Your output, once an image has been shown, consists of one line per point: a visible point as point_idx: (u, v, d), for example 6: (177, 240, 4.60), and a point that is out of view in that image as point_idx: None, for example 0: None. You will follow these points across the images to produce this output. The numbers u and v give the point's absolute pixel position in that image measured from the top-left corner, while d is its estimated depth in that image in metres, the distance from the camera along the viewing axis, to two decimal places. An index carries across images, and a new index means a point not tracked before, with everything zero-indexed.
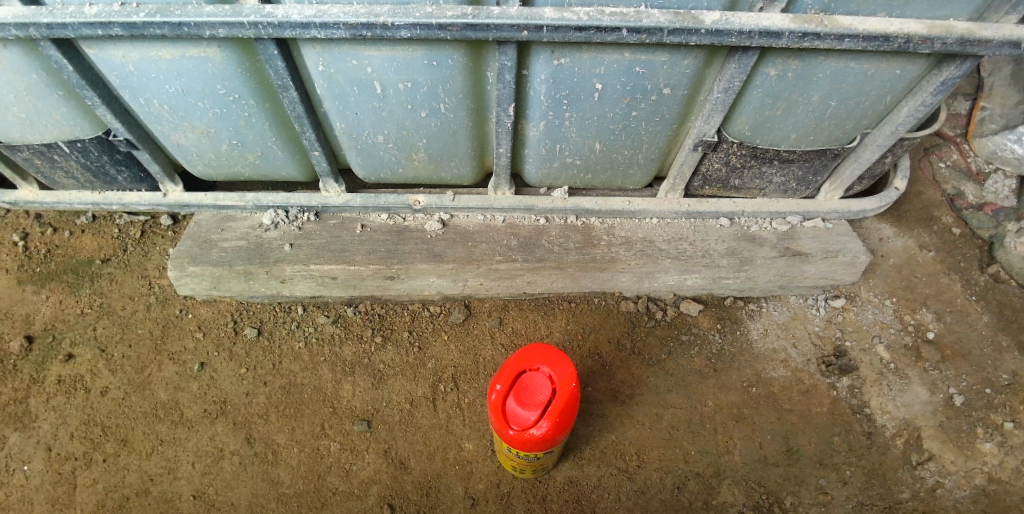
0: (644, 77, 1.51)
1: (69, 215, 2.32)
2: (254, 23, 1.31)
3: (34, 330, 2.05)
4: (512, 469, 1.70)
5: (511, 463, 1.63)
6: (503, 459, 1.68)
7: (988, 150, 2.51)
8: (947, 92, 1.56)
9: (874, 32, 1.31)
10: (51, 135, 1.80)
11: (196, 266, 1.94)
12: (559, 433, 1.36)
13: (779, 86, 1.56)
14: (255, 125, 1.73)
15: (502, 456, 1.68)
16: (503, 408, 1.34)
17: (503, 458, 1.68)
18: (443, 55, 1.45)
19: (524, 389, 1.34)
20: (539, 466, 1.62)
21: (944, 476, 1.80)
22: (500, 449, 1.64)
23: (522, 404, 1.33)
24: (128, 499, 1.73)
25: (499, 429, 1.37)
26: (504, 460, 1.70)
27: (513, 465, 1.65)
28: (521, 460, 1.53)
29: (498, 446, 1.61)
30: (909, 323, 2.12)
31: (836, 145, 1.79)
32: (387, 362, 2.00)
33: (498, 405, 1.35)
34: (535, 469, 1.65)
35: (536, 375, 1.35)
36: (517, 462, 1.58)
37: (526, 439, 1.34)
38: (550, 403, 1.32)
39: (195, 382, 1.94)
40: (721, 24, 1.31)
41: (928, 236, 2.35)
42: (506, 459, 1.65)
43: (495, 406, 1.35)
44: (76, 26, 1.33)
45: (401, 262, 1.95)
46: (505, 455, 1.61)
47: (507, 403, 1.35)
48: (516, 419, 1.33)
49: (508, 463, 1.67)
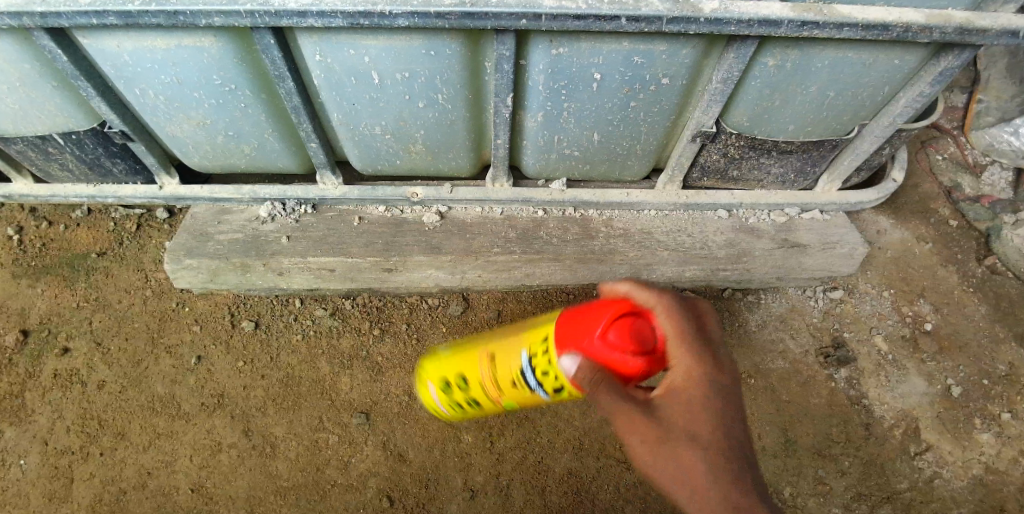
0: (642, 67, 1.50)
1: (63, 209, 2.29)
2: (251, 12, 1.30)
3: (29, 324, 2.04)
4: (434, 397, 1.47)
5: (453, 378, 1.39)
6: (438, 363, 1.45)
7: (985, 142, 2.56)
8: (944, 82, 1.55)
9: (873, 22, 1.31)
10: (46, 126, 1.78)
11: (192, 259, 1.93)
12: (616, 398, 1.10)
13: (777, 76, 1.56)
14: (251, 115, 1.72)
15: (444, 359, 1.44)
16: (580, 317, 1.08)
17: (442, 356, 1.46)
18: (441, 44, 1.44)
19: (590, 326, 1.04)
20: (473, 409, 1.43)
21: (942, 466, 1.81)
22: (463, 352, 1.37)
23: (641, 334, 1.00)
24: (125, 493, 1.72)
25: (576, 339, 1.04)
26: (431, 364, 1.49)
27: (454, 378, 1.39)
28: (500, 385, 1.28)
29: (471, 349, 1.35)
30: (906, 314, 2.12)
31: (834, 136, 1.79)
32: (385, 355, 1.99)
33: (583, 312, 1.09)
34: (451, 414, 1.52)
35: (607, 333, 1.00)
36: (478, 386, 1.32)
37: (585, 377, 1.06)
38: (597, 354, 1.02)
39: (191, 375, 1.93)
40: (720, 13, 1.30)
41: (925, 228, 2.35)
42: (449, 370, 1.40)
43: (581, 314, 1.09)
44: (71, 15, 1.31)
45: (399, 255, 1.94)
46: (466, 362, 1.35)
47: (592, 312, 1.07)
48: (613, 349, 0.99)
49: (434, 375, 1.44)
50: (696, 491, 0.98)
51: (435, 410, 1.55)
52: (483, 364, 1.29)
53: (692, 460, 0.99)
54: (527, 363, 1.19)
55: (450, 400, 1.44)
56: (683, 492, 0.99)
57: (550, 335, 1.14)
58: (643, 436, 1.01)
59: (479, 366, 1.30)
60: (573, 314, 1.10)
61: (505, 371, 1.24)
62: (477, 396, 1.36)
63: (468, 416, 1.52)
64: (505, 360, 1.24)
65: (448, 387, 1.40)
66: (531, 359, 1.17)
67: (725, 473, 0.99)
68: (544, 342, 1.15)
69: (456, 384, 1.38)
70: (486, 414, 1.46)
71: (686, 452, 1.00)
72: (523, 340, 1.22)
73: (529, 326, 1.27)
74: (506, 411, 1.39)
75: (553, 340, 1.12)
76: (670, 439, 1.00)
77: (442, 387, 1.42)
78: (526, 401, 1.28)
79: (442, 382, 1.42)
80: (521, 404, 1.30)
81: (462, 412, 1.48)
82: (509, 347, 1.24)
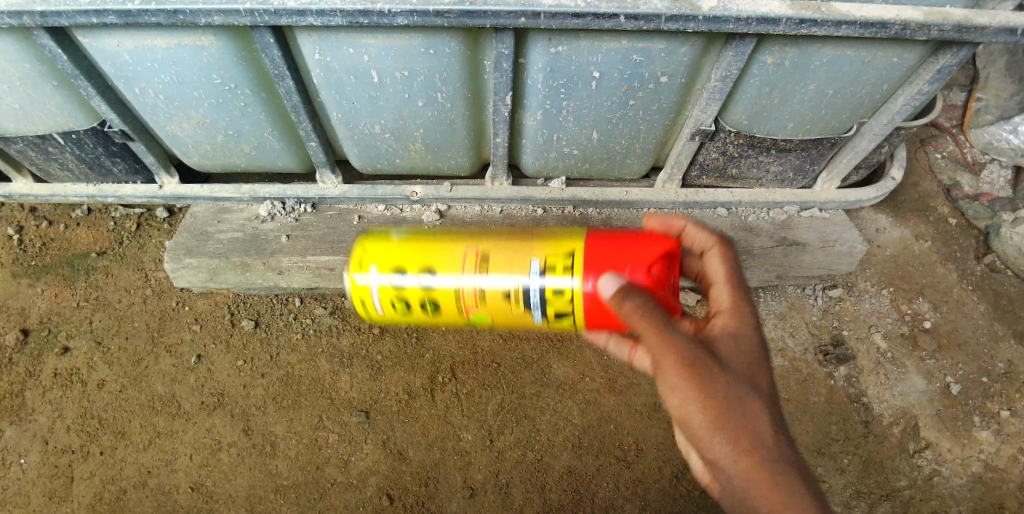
0: (641, 65, 1.51)
1: (63, 208, 2.30)
2: (251, 11, 1.30)
3: (29, 323, 2.04)
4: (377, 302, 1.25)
5: (421, 271, 1.21)
6: (394, 251, 1.23)
7: (984, 141, 2.56)
8: (943, 80, 1.55)
9: (871, 19, 1.31)
10: (45, 125, 1.78)
11: (192, 258, 1.93)
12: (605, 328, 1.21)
13: (775, 74, 1.56)
14: (251, 115, 1.72)
15: (401, 247, 1.24)
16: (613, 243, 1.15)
17: (397, 244, 1.25)
18: (440, 43, 1.44)
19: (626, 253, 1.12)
20: (422, 314, 1.27)
21: (942, 464, 1.81)
22: (444, 250, 1.23)
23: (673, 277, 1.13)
24: (126, 491, 1.73)
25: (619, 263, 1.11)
26: (375, 248, 1.25)
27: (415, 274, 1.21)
28: (491, 293, 1.19)
29: (459, 250, 1.22)
30: (905, 312, 2.12)
31: (833, 135, 1.80)
32: (384, 354, 1.99)
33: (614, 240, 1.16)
34: (378, 313, 1.29)
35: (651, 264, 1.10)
36: (460, 291, 1.20)
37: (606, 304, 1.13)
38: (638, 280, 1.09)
39: (191, 374, 1.93)
40: (718, 11, 1.30)
41: (924, 226, 2.35)
42: (416, 263, 1.22)
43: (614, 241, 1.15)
44: (70, 14, 1.32)
45: None
46: (446, 260, 1.21)
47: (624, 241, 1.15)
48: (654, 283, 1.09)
49: (389, 262, 1.22)
50: (745, 442, 0.91)
51: (357, 303, 1.27)
52: (474, 267, 1.19)
53: (744, 406, 0.92)
54: (541, 277, 1.16)
55: (399, 295, 1.23)
56: (731, 444, 0.91)
57: (577, 253, 1.15)
58: (697, 375, 0.93)
59: (473, 270, 1.19)
60: (607, 240, 1.16)
61: (509, 281, 1.17)
62: (443, 299, 1.22)
63: (400, 321, 1.32)
64: (508, 267, 1.18)
65: (408, 281, 1.21)
66: (551, 275, 1.15)
67: (774, 426, 0.93)
68: (573, 260, 1.14)
69: (424, 281, 1.21)
70: (429, 322, 1.31)
71: (738, 398, 0.93)
72: (536, 251, 1.18)
73: (532, 238, 1.22)
74: (463, 322, 1.29)
75: (583, 260, 1.13)
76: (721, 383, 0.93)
77: (400, 278, 1.21)
78: (509, 316, 1.23)
79: (398, 272, 1.21)
80: (499, 319, 1.24)
81: (400, 312, 1.28)
82: (519, 257, 1.18)
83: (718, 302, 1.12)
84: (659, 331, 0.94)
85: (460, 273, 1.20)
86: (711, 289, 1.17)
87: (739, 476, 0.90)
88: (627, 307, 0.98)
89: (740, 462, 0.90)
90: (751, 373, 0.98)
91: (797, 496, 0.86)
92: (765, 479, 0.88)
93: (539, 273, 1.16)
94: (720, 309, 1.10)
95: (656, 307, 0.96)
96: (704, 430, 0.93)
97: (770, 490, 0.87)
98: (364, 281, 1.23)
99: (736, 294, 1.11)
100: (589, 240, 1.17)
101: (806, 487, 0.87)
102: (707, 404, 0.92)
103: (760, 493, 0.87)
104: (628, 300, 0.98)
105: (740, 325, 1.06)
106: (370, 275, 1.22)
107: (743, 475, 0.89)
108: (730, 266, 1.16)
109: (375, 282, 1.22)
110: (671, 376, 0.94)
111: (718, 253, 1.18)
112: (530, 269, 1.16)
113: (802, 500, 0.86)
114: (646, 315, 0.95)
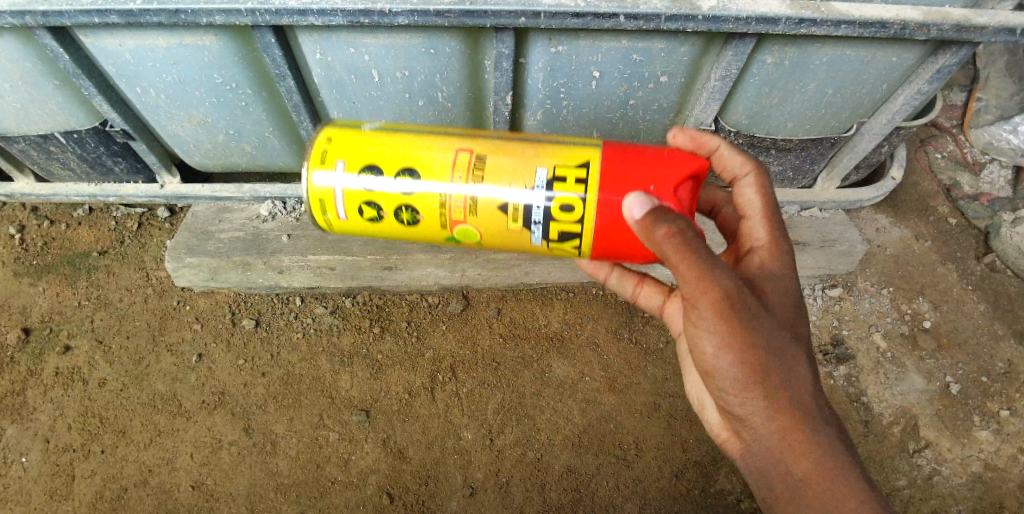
0: (641, 65, 1.51)
1: (65, 207, 2.30)
2: (252, 10, 1.31)
3: (31, 322, 2.04)
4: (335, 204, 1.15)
5: (399, 174, 1.11)
6: (368, 150, 1.13)
7: (984, 141, 2.57)
8: (942, 80, 1.56)
9: (871, 19, 1.31)
10: (46, 124, 1.79)
11: (193, 257, 1.94)
12: (611, 258, 1.13)
13: (775, 74, 1.56)
14: (252, 114, 1.73)
15: (375, 147, 1.13)
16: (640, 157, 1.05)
17: (370, 143, 1.13)
18: (440, 43, 1.45)
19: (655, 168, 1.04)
20: (395, 223, 1.17)
21: (941, 463, 1.81)
22: (430, 151, 1.11)
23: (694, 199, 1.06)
24: (127, 490, 1.73)
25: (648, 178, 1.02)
26: (346, 145, 1.14)
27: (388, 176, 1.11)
28: (482, 205, 1.08)
29: (447, 153, 1.10)
30: (905, 312, 2.12)
31: (832, 134, 1.80)
32: (385, 353, 1.99)
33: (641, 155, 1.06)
34: (341, 219, 1.19)
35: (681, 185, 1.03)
36: (445, 199, 1.10)
37: (620, 226, 1.04)
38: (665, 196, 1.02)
39: (192, 373, 1.93)
40: (718, 11, 1.30)
41: (924, 226, 2.35)
42: (395, 163, 1.11)
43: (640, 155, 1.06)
44: (72, 14, 1.32)
45: (399, 253, 1.95)
46: (430, 163, 1.10)
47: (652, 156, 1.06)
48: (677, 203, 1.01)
49: (362, 162, 1.12)
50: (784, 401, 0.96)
51: (314, 206, 1.17)
52: (462, 174, 1.08)
53: (780, 356, 0.95)
54: (547, 191, 1.05)
55: (370, 200, 1.13)
56: (771, 401, 0.95)
57: (592, 167, 1.05)
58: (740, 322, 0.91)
59: (464, 177, 1.08)
60: (628, 155, 1.06)
61: (505, 193, 1.06)
62: (422, 207, 1.12)
63: (365, 231, 1.23)
64: (501, 174, 1.06)
65: (384, 184, 1.11)
66: (559, 190, 1.05)
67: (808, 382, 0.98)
68: (586, 176, 1.04)
69: (403, 186, 1.11)
70: (399, 235, 1.22)
71: (780, 354, 0.95)
72: (541, 160, 1.07)
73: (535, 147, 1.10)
74: (441, 238, 1.20)
75: (599, 176, 1.04)
76: (764, 335, 0.94)
77: (372, 180, 1.12)
78: (499, 234, 1.13)
79: (371, 173, 1.11)
80: (486, 236, 1.15)
81: (367, 220, 1.18)
82: (521, 165, 1.07)
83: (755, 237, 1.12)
84: (706, 272, 0.88)
85: (447, 179, 1.09)
86: (744, 220, 1.15)
87: (777, 434, 0.96)
88: (661, 232, 0.91)
89: (778, 420, 0.96)
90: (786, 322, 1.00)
91: (830, 455, 0.95)
92: (800, 438, 0.96)
93: (543, 186, 1.05)
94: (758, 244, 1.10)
95: (703, 245, 0.89)
96: (743, 386, 0.95)
97: (806, 449, 0.95)
98: (328, 182, 1.13)
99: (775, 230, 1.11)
100: (605, 153, 1.07)
101: (836, 444, 0.97)
102: (751, 360, 0.93)
103: (795, 451, 0.96)
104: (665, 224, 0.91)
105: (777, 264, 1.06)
106: (335, 174, 1.12)
107: (780, 433, 0.96)
108: (764, 192, 1.14)
109: (340, 184, 1.12)
110: (712, 321, 0.92)
111: (754, 180, 1.15)
112: (533, 180, 1.06)
113: (835, 455, 0.95)
114: (697, 253, 0.88)
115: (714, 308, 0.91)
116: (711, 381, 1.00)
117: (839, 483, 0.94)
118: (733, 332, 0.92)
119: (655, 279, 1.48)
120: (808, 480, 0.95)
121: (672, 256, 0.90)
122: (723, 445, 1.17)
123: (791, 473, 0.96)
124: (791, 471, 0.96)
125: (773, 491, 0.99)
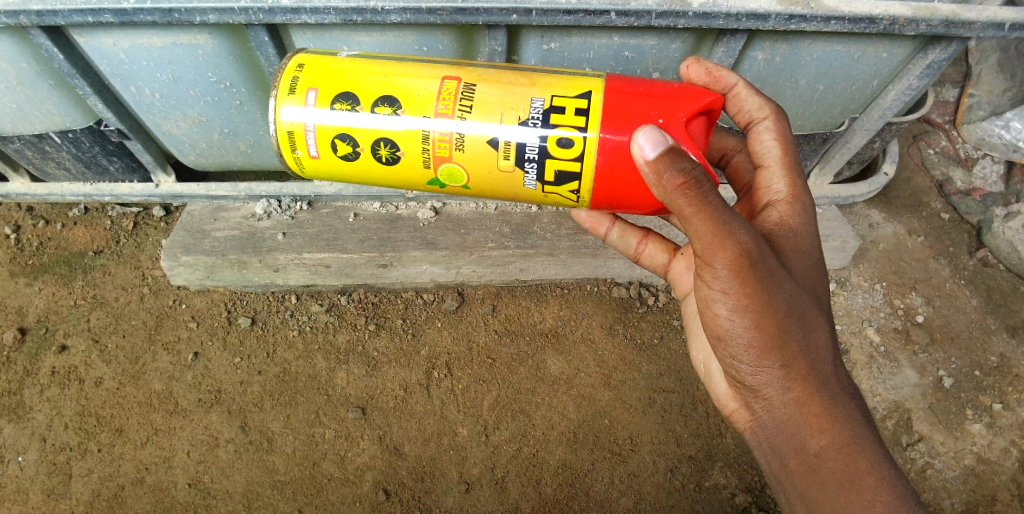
0: (633, 61, 1.53)
1: (61, 208, 2.31)
2: (245, 9, 1.32)
3: (27, 322, 2.05)
4: (303, 142, 1.12)
5: (379, 107, 1.08)
6: (346, 79, 1.10)
7: (977, 136, 2.60)
8: (933, 75, 1.56)
9: (860, 15, 1.32)
10: (43, 125, 1.79)
11: (189, 256, 1.95)
12: (611, 205, 1.11)
13: (767, 70, 1.58)
14: (247, 113, 1.74)
15: (354, 77, 1.10)
16: (653, 94, 1.03)
17: (348, 72, 1.10)
18: (433, 41, 1.47)
19: (668, 104, 1.02)
20: (373, 161, 1.14)
21: (935, 456, 1.83)
22: (414, 82, 1.08)
23: (701, 137, 1.05)
24: (123, 488, 1.73)
25: (662, 116, 1.00)
26: (322, 74, 1.11)
27: (361, 108, 1.08)
28: (469, 141, 1.06)
29: (432, 83, 1.08)
30: (898, 307, 2.12)
31: (824, 130, 1.83)
32: (381, 350, 1.99)
33: (653, 92, 1.04)
34: (313, 158, 1.15)
35: (693, 127, 1.03)
36: (430, 134, 1.07)
37: (623, 168, 1.02)
38: (681, 134, 0.99)
39: (189, 371, 1.94)
40: (708, 7, 1.31)
41: (917, 222, 2.37)
42: (376, 94, 1.09)
43: (653, 93, 1.04)
44: (67, 13, 1.32)
45: (393, 250, 1.96)
46: (411, 94, 1.07)
47: (667, 94, 1.03)
48: (688, 138, 0.99)
49: (339, 92, 1.09)
50: (799, 370, 1.00)
51: (284, 142, 1.13)
52: (445, 104, 1.06)
53: (797, 320, 0.99)
54: (541, 125, 1.03)
55: (347, 135, 1.10)
56: (785, 369, 0.99)
57: (593, 98, 1.03)
58: (757, 279, 0.94)
59: (450, 108, 1.06)
60: (636, 92, 1.04)
61: (495, 127, 1.04)
62: (403, 144, 1.09)
63: (340, 173, 1.19)
64: (487, 108, 1.05)
65: (362, 116, 1.08)
66: (555, 122, 1.03)
67: (822, 350, 1.02)
68: (585, 108, 1.02)
69: (383, 120, 1.08)
70: (377, 177, 1.18)
71: (794, 319, 0.98)
72: (534, 92, 1.05)
73: (524, 77, 1.08)
74: (423, 182, 1.17)
75: (600, 109, 1.02)
76: (779, 297, 0.96)
77: (348, 112, 1.09)
78: (487, 176, 1.10)
79: (347, 104, 1.08)
80: (472, 178, 1.12)
81: (341, 158, 1.14)
82: (512, 97, 1.05)
83: (773, 190, 1.13)
84: (721, 232, 0.90)
85: (433, 111, 1.06)
86: (763, 169, 1.16)
87: (792, 404, 1.01)
88: (674, 183, 0.89)
89: (793, 391, 1.00)
90: (802, 286, 1.02)
91: (846, 428, 0.99)
92: (814, 410, 1.00)
93: (536, 118, 1.03)
94: (776, 198, 1.11)
95: (720, 201, 0.90)
96: (757, 351, 0.99)
97: (821, 422, 0.99)
98: (301, 116, 1.09)
99: (793, 181, 1.11)
100: (608, 87, 1.05)
101: (851, 417, 1.00)
102: (765, 324, 0.97)
103: (811, 424, 1.00)
104: (679, 173, 0.89)
105: (791, 220, 1.08)
106: (308, 106, 1.09)
107: (796, 403, 1.00)
108: (782, 136, 1.15)
109: (314, 118, 1.09)
110: (727, 281, 0.94)
111: (771, 125, 1.15)
112: (525, 112, 1.04)
113: (849, 429, 0.99)
114: (714, 212, 0.89)
115: (731, 268, 0.93)
116: (723, 346, 1.04)
117: (856, 459, 0.97)
118: (748, 294, 0.94)
119: (660, 236, 1.46)
120: (825, 454, 0.98)
121: (687, 213, 0.91)
122: (730, 415, 1.20)
123: (807, 447, 1.00)
124: (806, 445, 1.00)
125: (786, 463, 1.03)
